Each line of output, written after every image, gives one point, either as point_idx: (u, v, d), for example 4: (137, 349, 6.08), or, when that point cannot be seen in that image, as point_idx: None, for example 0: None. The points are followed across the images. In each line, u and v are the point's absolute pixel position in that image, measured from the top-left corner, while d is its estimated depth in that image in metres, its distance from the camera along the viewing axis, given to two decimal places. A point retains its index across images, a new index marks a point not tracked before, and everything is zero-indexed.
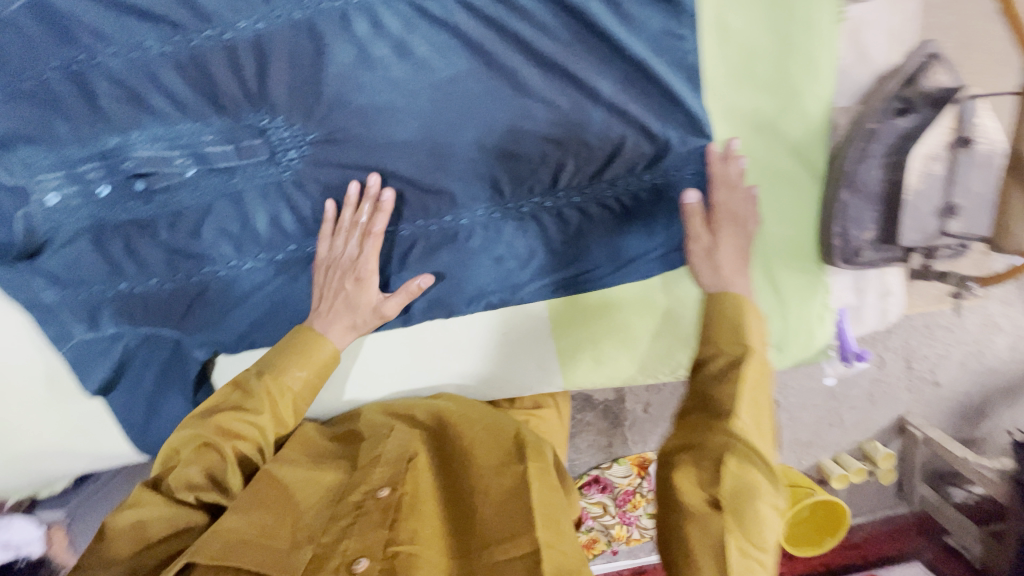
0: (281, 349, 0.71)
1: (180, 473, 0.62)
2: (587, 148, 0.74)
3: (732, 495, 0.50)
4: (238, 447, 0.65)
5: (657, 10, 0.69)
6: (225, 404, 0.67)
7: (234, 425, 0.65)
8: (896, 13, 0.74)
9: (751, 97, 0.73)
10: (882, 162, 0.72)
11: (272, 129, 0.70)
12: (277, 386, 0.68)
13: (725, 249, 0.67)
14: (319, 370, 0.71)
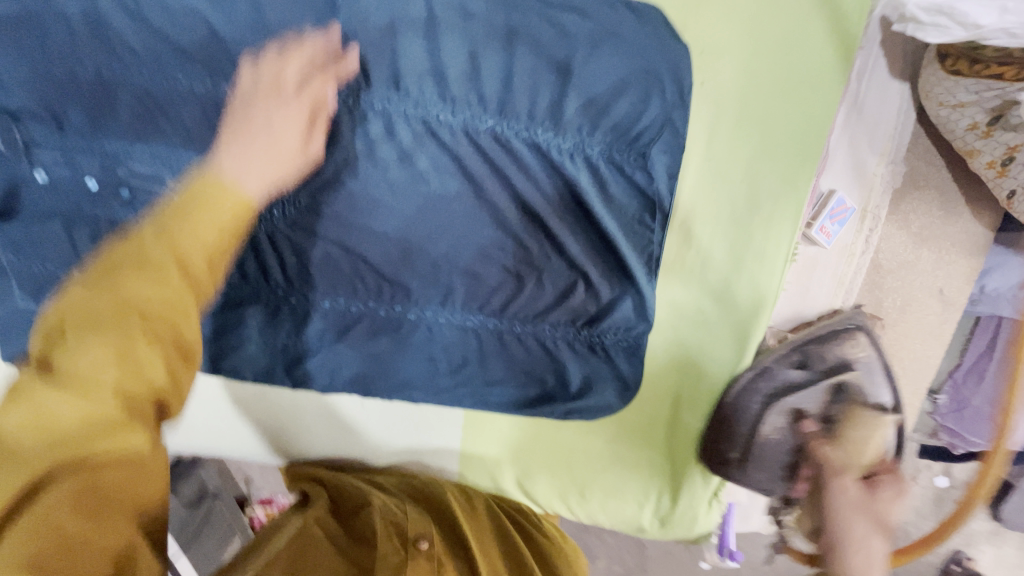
0: (177, 205, 0.52)
1: (78, 359, 0.44)
2: (541, 289, 0.81)
3: None
4: (150, 321, 0.46)
5: (636, 200, 0.77)
6: (110, 266, 0.48)
7: (128, 293, 0.46)
8: (846, 264, 0.83)
9: (696, 297, 0.80)
10: (763, 399, 0.80)
11: None
12: (183, 238, 0.50)
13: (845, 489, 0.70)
14: (232, 216, 0.54)
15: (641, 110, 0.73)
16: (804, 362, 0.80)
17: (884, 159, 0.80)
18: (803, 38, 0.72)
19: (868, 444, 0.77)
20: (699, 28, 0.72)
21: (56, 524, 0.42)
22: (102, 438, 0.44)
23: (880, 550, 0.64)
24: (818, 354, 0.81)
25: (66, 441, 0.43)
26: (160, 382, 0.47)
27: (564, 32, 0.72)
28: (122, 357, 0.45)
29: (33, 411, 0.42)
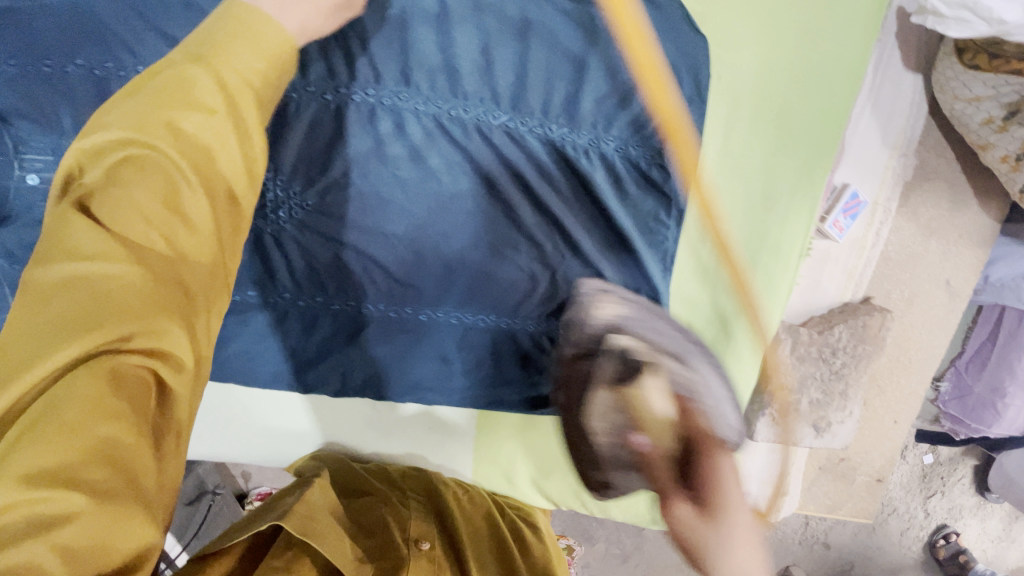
0: (212, 34, 0.51)
1: (127, 197, 0.44)
2: (555, 287, 0.80)
3: None
4: (194, 160, 0.46)
5: (651, 197, 0.76)
6: (149, 103, 0.47)
7: (181, 127, 0.47)
8: (857, 257, 0.84)
9: (711, 295, 0.80)
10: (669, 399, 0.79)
11: (268, 186, 0.71)
12: (225, 79, 0.49)
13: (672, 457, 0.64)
14: (276, 65, 0.53)
15: (658, 105, 0.72)
16: (579, 353, 0.75)
17: (896, 152, 0.80)
18: (820, 33, 0.72)
19: (659, 405, 0.65)
20: (718, 20, 0.71)
21: (83, 428, 0.36)
22: (140, 288, 0.42)
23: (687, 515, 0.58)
24: (581, 334, 0.75)
25: (96, 305, 0.40)
26: (193, 249, 0.45)
27: (580, 24, 0.70)
28: (167, 204, 0.44)
29: (75, 264, 0.41)
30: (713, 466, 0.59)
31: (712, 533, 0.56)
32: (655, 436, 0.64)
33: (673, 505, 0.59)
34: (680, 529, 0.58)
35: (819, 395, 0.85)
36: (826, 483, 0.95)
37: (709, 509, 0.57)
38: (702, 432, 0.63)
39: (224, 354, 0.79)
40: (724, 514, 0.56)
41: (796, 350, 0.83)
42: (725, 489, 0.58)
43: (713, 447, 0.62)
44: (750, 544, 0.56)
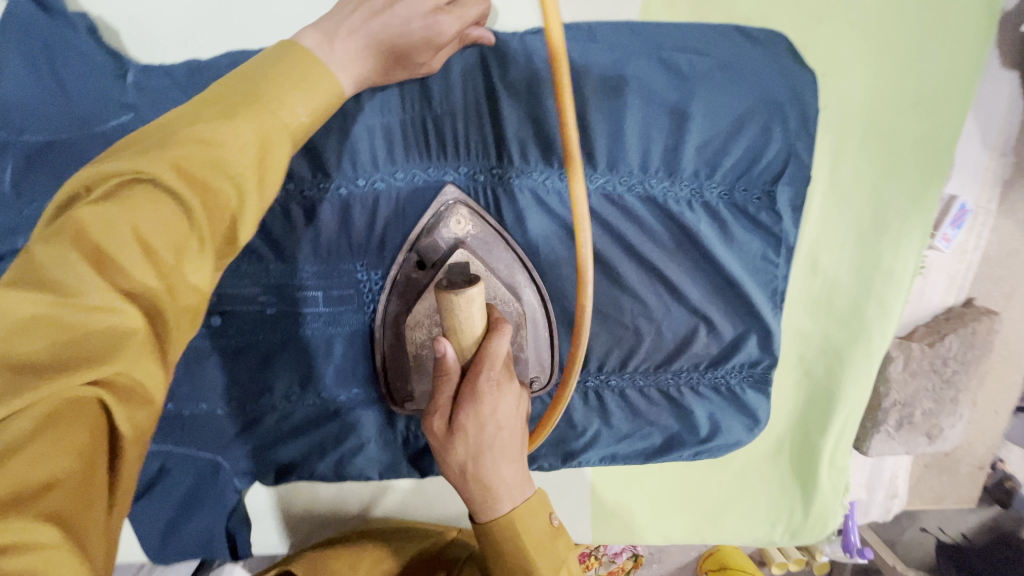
0: (266, 65, 0.50)
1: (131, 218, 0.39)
2: (660, 338, 0.76)
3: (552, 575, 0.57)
4: (211, 199, 0.43)
5: (759, 238, 0.72)
6: (172, 136, 0.44)
7: (196, 164, 0.43)
8: (960, 263, 0.82)
9: (822, 324, 0.78)
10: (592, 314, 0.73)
11: (368, 283, 0.68)
12: (257, 121, 0.46)
13: (506, 402, 0.53)
14: (320, 112, 0.52)
15: (764, 146, 0.67)
16: (421, 262, 0.66)
17: (997, 152, 0.76)
18: (931, 45, 0.66)
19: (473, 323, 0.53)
20: (821, 49, 0.66)
21: (47, 458, 0.32)
22: (117, 323, 0.37)
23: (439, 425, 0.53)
24: (433, 246, 0.65)
25: (65, 334, 0.35)
26: (169, 282, 0.41)
27: (678, 73, 0.64)
28: (168, 232, 0.41)
29: (51, 290, 0.36)
30: (474, 397, 0.51)
31: (456, 456, 0.52)
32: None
33: (428, 414, 0.54)
34: (433, 439, 0.54)
35: (931, 405, 0.84)
36: (931, 478, 0.96)
37: (460, 438, 0.52)
38: (483, 356, 0.52)
39: (335, 454, 0.75)
40: (467, 433, 0.52)
41: (908, 366, 0.82)
42: (480, 424, 0.52)
43: (483, 374, 0.51)
44: (489, 486, 0.53)
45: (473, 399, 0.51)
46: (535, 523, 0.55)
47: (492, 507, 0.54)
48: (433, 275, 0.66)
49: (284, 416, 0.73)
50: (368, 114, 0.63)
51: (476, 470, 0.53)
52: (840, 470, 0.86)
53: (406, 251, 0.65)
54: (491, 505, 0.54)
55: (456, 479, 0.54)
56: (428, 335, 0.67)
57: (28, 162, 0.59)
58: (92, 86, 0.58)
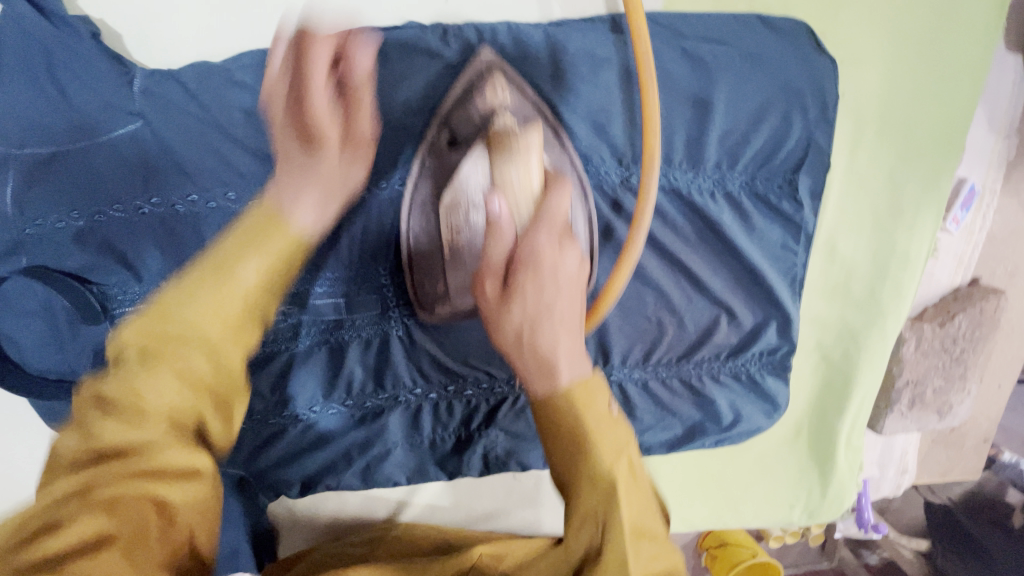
0: (228, 233, 0.50)
1: (125, 380, 0.43)
2: (682, 330, 0.75)
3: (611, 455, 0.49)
4: (188, 364, 0.45)
5: (779, 227, 0.72)
6: (145, 322, 0.45)
7: (171, 329, 0.45)
8: (968, 244, 0.84)
9: (839, 309, 0.79)
10: (618, 310, 0.72)
11: (391, 287, 0.67)
12: (226, 267, 0.47)
13: (563, 262, 0.51)
14: (281, 261, 0.50)
15: (784, 135, 0.67)
16: (454, 137, 0.60)
17: (1003, 134, 0.77)
18: (945, 29, 0.67)
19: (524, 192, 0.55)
20: (840, 37, 0.66)
21: (88, 537, 0.39)
22: (137, 437, 0.43)
23: (492, 289, 0.52)
24: (467, 123, 0.60)
25: (97, 444, 0.42)
26: (178, 424, 0.45)
27: (701, 64, 0.63)
28: (162, 423, 0.44)
29: (85, 430, 0.42)
30: (534, 258, 0.50)
31: (511, 318, 0.51)
32: (515, 208, 0.55)
33: (479, 280, 0.53)
34: (485, 306, 0.52)
35: (942, 382, 0.86)
36: (939, 452, 0.99)
37: (514, 300, 0.50)
38: (541, 214, 0.51)
39: (362, 461, 0.75)
40: (524, 292, 0.50)
41: (920, 347, 0.83)
42: (538, 286, 0.50)
43: (541, 231, 0.51)
44: (546, 354, 0.50)
45: (530, 258, 0.50)
46: (599, 402, 0.51)
47: (550, 377, 0.50)
48: (472, 144, 0.59)
49: (308, 426, 0.72)
50: (388, 115, 0.61)
51: (531, 331, 0.50)
52: (854, 450, 0.88)
53: (438, 126, 0.60)
54: (550, 375, 0.50)
55: (512, 349, 0.52)
56: (468, 220, 0.61)
57: (31, 177, 0.56)
58: (95, 93, 0.55)
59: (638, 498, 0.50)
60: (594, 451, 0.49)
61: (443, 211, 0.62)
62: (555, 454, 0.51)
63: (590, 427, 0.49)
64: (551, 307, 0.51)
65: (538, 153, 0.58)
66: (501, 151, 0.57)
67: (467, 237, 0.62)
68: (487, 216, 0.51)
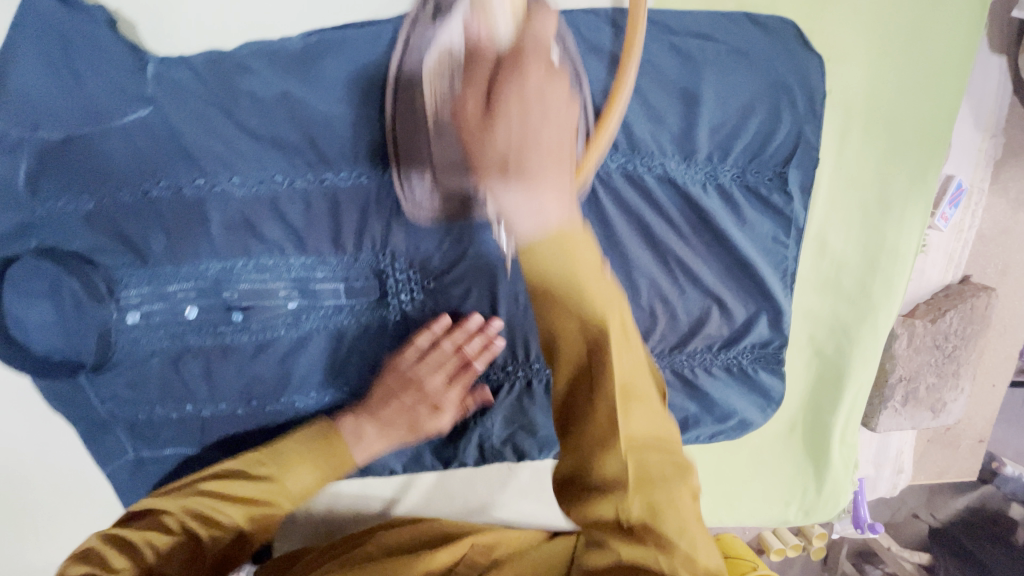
0: (297, 444, 0.65)
1: (213, 501, 0.61)
2: (675, 320, 0.76)
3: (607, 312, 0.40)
4: (249, 508, 0.62)
5: (770, 220, 0.74)
6: (236, 468, 0.64)
7: (263, 467, 0.64)
8: (957, 241, 0.85)
9: (830, 303, 0.80)
10: None
11: (390, 273, 0.68)
12: (324, 443, 0.65)
13: (556, 86, 0.40)
14: (324, 476, 0.65)
15: (773, 129, 0.69)
16: (437, 9, 0.57)
17: (989, 134, 0.79)
18: (928, 28, 0.69)
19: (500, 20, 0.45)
20: (826, 35, 0.69)
21: None
22: (189, 539, 0.59)
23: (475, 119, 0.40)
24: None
25: (160, 538, 0.58)
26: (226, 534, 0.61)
27: (691, 59, 0.66)
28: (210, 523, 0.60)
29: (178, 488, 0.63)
30: (516, 75, 0.39)
31: (491, 148, 0.40)
32: (494, 37, 0.45)
33: (463, 106, 0.42)
34: (468, 134, 0.42)
35: (935, 379, 0.87)
36: (935, 452, 0.99)
37: (500, 123, 0.39)
38: (526, 34, 0.42)
39: None
40: (509, 112, 0.39)
41: (912, 342, 0.84)
42: (523, 108, 0.39)
43: (526, 49, 0.40)
44: (531, 188, 0.39)
45: (513, 71, 0.40)
46: (591, 253, 0.39)
47: (539, 213, 0.39)
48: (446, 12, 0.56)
49: (305, 413, 0.72)
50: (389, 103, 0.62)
51: (520, 161, 0.39)
52: (850, 447, 0.88)
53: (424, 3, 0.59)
54: (540, 215, 0.39)
55: (495, 186, 0.41)
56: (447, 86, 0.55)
57: (44, 160, 0.58)
58: (108, 80, 0.57)
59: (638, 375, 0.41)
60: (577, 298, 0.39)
61: (430, 77, 0.57)
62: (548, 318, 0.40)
63: (572, 270, 0.39)
64: (544, 139, 0.39)
65: None
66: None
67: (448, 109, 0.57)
68: None
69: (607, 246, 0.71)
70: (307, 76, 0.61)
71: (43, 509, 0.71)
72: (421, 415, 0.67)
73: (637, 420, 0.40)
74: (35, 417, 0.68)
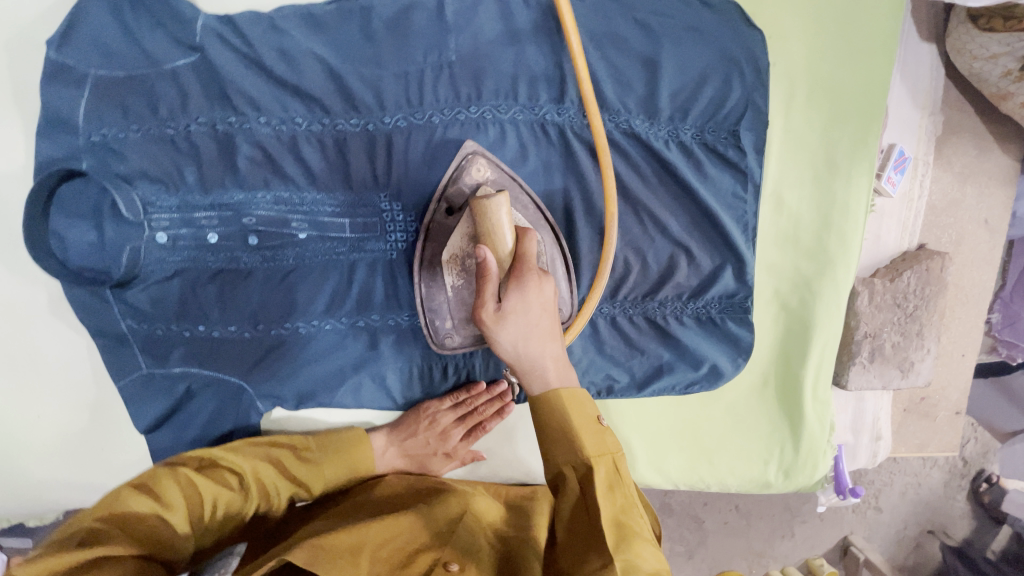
0: (332, 443, 0.81)
1: (268, 467, 0.75)
2: (647, 268, 0.83)
3: (607, 468, 0.58)
4: (289, 481, 0.76)
5: (728, 175, 0.83)
6: (292, 443, 0.79)
7: (305, 452, 0.79)
8: (909, 210, 0.93)
9: (792, 259, 0.87)
10: (591, 238, 0.81)
11: (390, 211, 0.77)
12: (360, 449, 0.81)
13: (538, 293, 0.63)
14: (346, 470, 0.81)
15: (726, 94, 0.80)
16: (450, 209, 0.75)
17: (926, 111, 0.89)
18: (857, 12, 0.81)
19: (502, 235, 0.66)
20: (768, 17, 0.81)
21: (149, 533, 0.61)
22: (239, 497, 0.72)
23: (490, 311, 0.61)
24: (459, 194, 0.75)
25: (221, 489, 0.70)
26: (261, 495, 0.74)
27: (651, 32, 0.78)
28: (260, 485, 0.74)
29: (239, 450, 0.74)
30: (523, 285, 0.62)
31: (506, 335, 0.61)
32: (497, 249, 0.66)
33: (479, 304, 0.62)
34: (485, 326, 0.62)
35: (899, 338, 0.92)
36: (913, 423, 1.03)
37: (510, 318, 0.61)
38: (521, 255, 0.65)
39: (355, 380, 0.81)
40: (514, 312, 0.61)
41: (873, 300, 0.90)
42: (527, 306, 0.62)
43: (526, 269, 0.63)
44: (534, 355, 0.61)
45: (519, 280, 0.63)
46: (583, 410, 0.60)
47: (542, 376, 0.61)
48: (461, 216, 0.75)
49: (306, 341, 0.78)
50: (391, 60, 0.73)
51: (522, 348, 0.61)
52: (823, 408, 0.91)
53: (436, 199, 0.75)
54: (542, 376, 0.61)
55: (514, 357, 0.62)
56: (464, 264, 0.75)
57: (105, 95, 0.70)
58: (165, 31, 0.70)
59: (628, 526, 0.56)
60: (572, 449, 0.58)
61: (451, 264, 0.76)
62: (557, 466, 0.59)
63: (572, 424, 0.59)
64: (539, 326, 0.62)
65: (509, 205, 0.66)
66: (477, 207, 0.67)
67: (466, 283, 0.77)
68: (477, 261, 0.62)
69: (581, 193, 0.80)
70: (327, 37, 0.73)
71: (53, 444, 0.79)
72: (434, 453, 0.86)
73: (634, 559, 0.53)
74: (68, 362, 0.77)
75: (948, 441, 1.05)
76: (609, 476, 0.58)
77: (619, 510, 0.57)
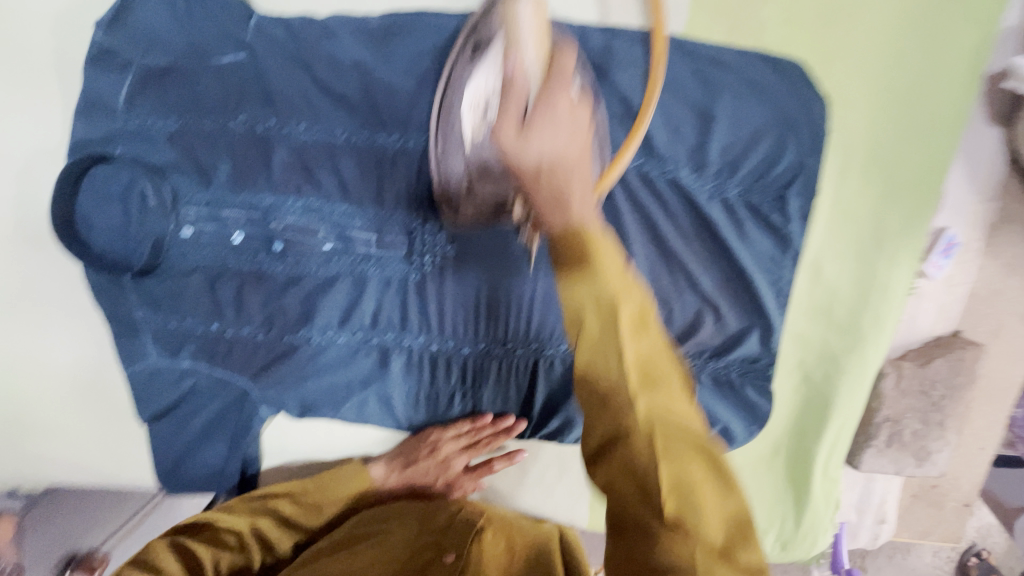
0: (329, 479, 0.80)
1: (264, 522, 0.76)
2: (671, 321, 0.81)
3: (633, 311, 0.41)
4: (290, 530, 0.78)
5: (769, 239, 0.80)
6: (287, 489, 0.79)
7: (302, 496, 0.79)
8: (949, 295, 0.90)
9: (822, 332, 0.85)
10: None
11: (418, 231, 0.74)
12: (358, 481, 0.81)
13: (571, 108, 0.44)
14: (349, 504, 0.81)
15: (779, 155, 0.77)
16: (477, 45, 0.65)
17: (983, 197, 0.86)
18: (933, 85, 0.77)
19: (527, 46, 0.55)
20: (836, 82, 0.78)
21: None
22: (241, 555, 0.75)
23: (509, 128, 0.44)
24: (488, 27, 0.64)
25: (222, 551, 0.74)
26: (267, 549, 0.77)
27: (710, 82, 0.75)
28: (261, 539, 0.77)
29: (234, 508, 0.77)
30: (548, 97, 0.43)
31: (527, 156, 0.42)
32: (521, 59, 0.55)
33: (499, 124, 0.45)
34: (501, 146, 0.44)
35: (920, 426, 0.89)
36: (919, 509, 1.01)
37: (536, 134, 0.42)
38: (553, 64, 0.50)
39: (362, 396, 0.80)
40: (541, 124, 0.42)
41: (899, 384, 0.87)
42: (555, 115, 0.43)
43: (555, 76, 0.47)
44: (561, 190, 0.43)
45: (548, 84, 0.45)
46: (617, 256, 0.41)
47: (567, 211, 0.42)
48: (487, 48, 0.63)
49: (318, 352, 0.77)
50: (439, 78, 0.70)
51: (551, 177, 0.42)
52: (831, 486, 0.89)
53: (464, 38, 0.67)
54: (571, 215, 0.42)
55: (538, 189, 0.43)
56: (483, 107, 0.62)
57: (149, 83, 0.69)
58: (216, 24, 0.68)
59: (663, 403, 0.40)
60: (593, 288, 0.40)
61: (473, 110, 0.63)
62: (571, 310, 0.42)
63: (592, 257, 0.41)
64: (576, 156, 0.43)
65: (540, 16, 0.59)
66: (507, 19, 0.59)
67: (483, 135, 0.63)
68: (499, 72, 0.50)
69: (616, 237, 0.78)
70: (378, 48, 0.70)
71: (58, 421, 0.79)
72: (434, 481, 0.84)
73: (668, 406, 0.40)
74: (79, 340, 0.77)
75: (953, 531, 1.01)
76: (634, 325, 0.40)
77: (652, 364, 0.41)
